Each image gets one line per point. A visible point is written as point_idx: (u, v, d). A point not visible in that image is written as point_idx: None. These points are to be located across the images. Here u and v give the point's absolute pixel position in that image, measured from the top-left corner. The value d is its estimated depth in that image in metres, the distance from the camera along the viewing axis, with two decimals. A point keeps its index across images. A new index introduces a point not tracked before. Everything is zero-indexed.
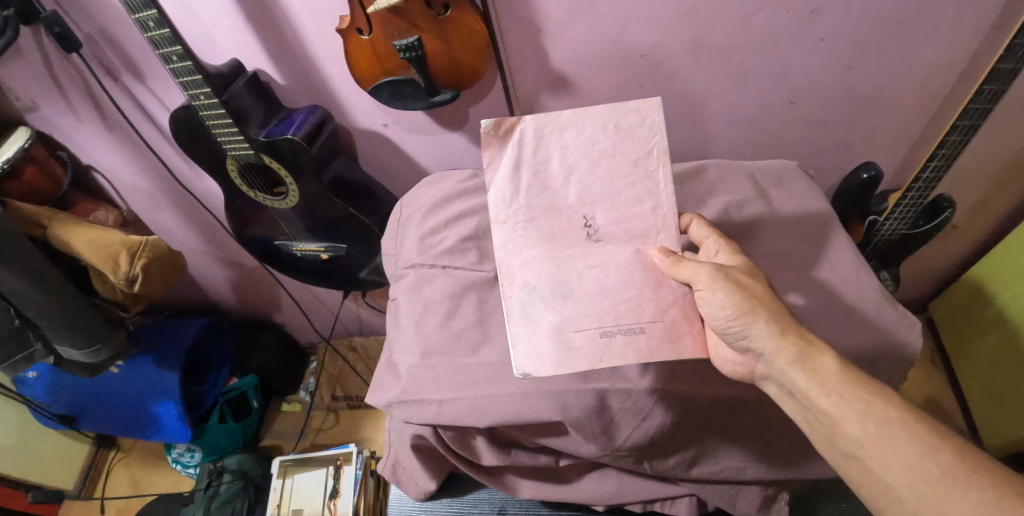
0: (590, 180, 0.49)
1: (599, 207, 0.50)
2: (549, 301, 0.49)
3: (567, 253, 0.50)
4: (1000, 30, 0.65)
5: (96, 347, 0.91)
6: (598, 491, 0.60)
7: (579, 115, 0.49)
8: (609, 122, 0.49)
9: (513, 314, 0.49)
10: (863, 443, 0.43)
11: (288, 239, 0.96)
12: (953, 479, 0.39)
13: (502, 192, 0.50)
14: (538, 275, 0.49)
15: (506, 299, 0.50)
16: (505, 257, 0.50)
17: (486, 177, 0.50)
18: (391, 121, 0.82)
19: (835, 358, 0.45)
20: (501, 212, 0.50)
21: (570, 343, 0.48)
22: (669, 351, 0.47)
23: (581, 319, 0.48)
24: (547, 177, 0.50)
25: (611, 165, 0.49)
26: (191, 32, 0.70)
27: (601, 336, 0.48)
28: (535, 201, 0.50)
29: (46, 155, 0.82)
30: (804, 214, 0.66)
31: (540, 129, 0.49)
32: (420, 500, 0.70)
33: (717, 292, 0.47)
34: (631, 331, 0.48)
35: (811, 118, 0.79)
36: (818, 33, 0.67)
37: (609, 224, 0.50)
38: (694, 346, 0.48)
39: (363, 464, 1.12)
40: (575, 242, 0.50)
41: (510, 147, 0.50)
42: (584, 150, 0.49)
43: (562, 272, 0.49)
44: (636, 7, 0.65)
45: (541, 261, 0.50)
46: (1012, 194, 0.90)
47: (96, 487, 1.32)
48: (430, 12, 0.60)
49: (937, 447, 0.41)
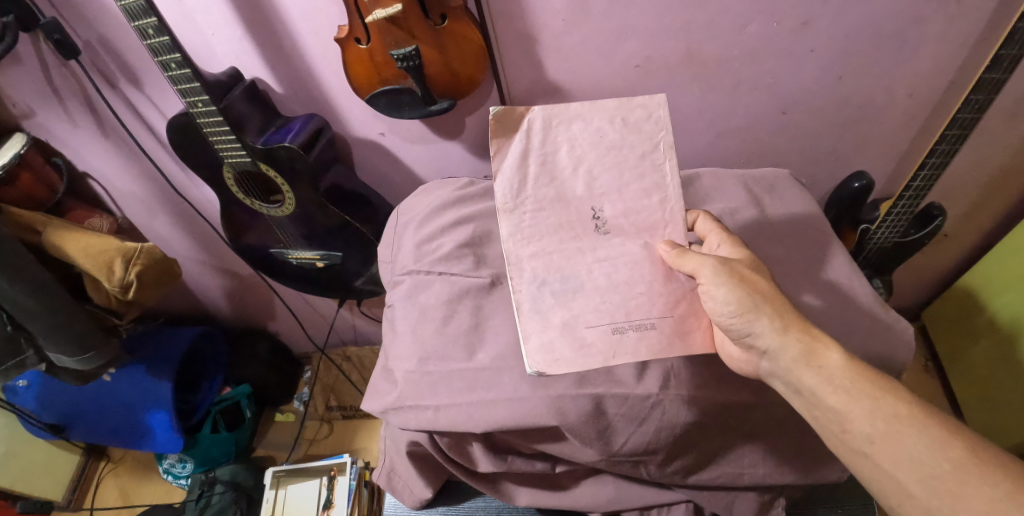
0: (598, 172, 0.50)
1: (607, 199, 0.50)
2: (559, 295, 0.48)
3: (576, 245, 0.50)
4: (987, 41, 0.66)
5: (89, 355, 0.90)
6: (593, 498, 0.60)
7: (587, 109, 0.50)
8: (616, 116, 0.50)
9: (524, 309, 0.48)
10: (873, 440, 0.43)
11: (284, 247, 0.96)
12: (966, 473, 0.39)
13: (510, 182, 0.49)
14: (547, 268, 0.49)
15: (515, 293, 0.48)
16: (513, 248, 0.49)
17: (494, 167, 0.49)
18: (387, 130, 0.82)
19: (841, 354, 0.46)
20: (508, 202, 0.49)
21: (582, 340, 0.47)
22: (679, 347, 0.48)
23: (592, 315, 0.48)
24: (555, 167, 0.50)
25: (619, 157, 0.50)
26: (190, 40, 0.71)
27: (613, 332, 0.48)
28: (542, 191, 0.49)
29: (42, 162, 0.82)
30: (795, 219, 0.67)
31: (548, 119, 0.49)
32: (415, 509, 0.69)
33: (719, 287, 0.48)
34: (642, 327, 0.48)
35: (802, 127, 0.81)
36: (809, 44, 0.69)
37: (617, 216, 0.50)
38: (703, 341, 0.49)
39: (357, 475, 1.10)
40: (584, 234, 0.50)
41: (520, 137, 0.49)
42: (591, 142, 0.50)
43: (572, 265, 0.49)
44: (630, 18, 0.66)
45: (550, 254, 0.49)
46: (1001, 203, 0.92)
47: (84, 498, 1.30)
48: (428, 23, 0.61)
49: (947, 442, 0.41)
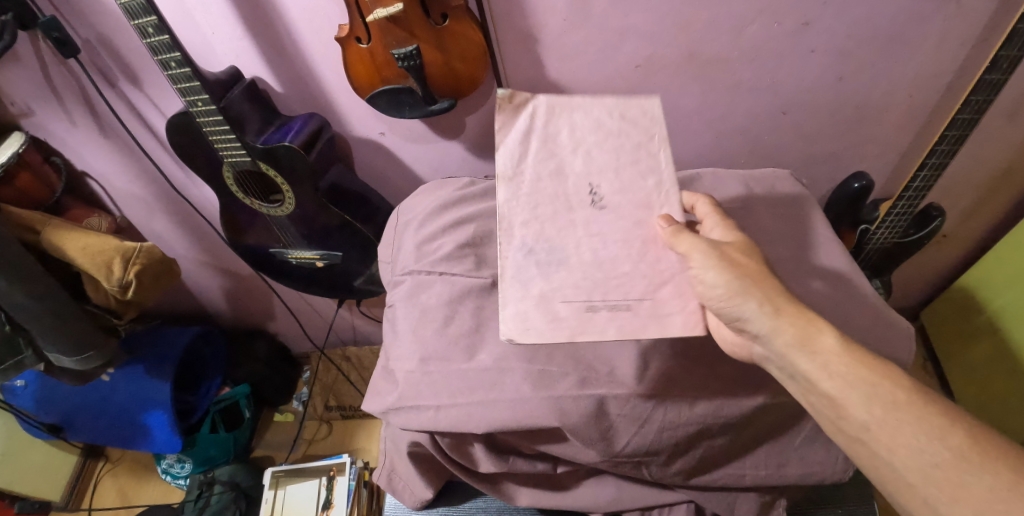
0: (597, 152, 0.50)
1: (604, 178, 0.50)
2: (543, 266, 0.49)
3: (567, 218, 0.49)
4: (986, 42, 0.67)
5: (87, 355, 0.89)
6: (595, 498, 0.60)
7: (593, 98, 0.51)
8: (620, 106, 0.51)
9: (507, 277, 0.48)
10: (870, 427, 0.42)
11: (284, 247, 0.96)
12: (965, 461, 0.38)
13: (511, 154, 0.49)
14: (536, 238, 0.49)
15: (501, 260, 0.48)
16: (507, 215, 0.48)
17: (497, 139, 0.49)
18: (387, 130, 0.82)
19: (836, 337, 0.45)
20: (508, 170, 0.49)
21: (556, 313, 0.48)
22: (654, 329, 0.47)
23: (571, 289, 0.48)
24: (557, 144, 0.50)
25: (619, 142, 0.50)
26: (190, 38, 0.70)
27: (587, 309, 0.48)
28: (542, 165, 0.49)
29: (40, 161, 0.82)
30: (796, 220, 0.67)
31: (553, 106, 0.50)
32: (416, 509, 0.69)
33: (708, 270, 0.48)
34: (617, 307, 0.48)
35: (803, 127, 0.81)
36: (810, 44, 0.69)
37: (611, 195, 0.50)
38: (684, 323, 0.47)
39: (356, 475, 1.10)
40: (576, 208, 0.50)
41: (525, 114, 0.49)
42: (594, 125, 0.50)
43: (560, 237, 0.49)
44: (630, 18, 0.66)
45: (541, 225, 0.49)
46: (1000, 204, 0.92)
47: (83, 499, 1.29)
48: (429, 22, 0.61)
49: (947, 429, 0.40)
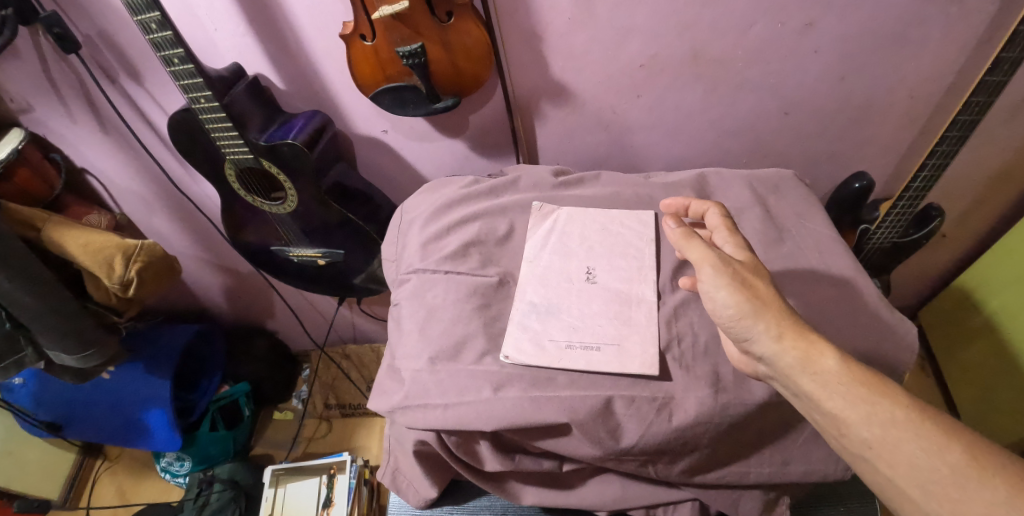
0: (598, 246, 0.66)
1: (600, 264, 0.64)
2: (540, 316, 0.60)
3: (565, 286, 0.63)
4: (987, 44, 0.67)
5: (88, 353, 0.89)
6: (600, 497, 0.60)
7: (599, 211, 0.69)
8: (620, 218, 0.68)
9: (513, 319, 0.60)
10: (872, 445, 0.42)
11: (285, 245, 0.95)
12: (965, 478, 0.38)
13: (536, 242, 0.66)
14: (541, 296, 0.62)
15: (512, 308, 0.61)
16: (523, 280, 0.63)
17: (528, 232, 0.67)
18: (390, 128, 0.82)
19: (837, 359, 0.45)
20: (531, 253, 0.65)
21: (544, 347, 0.57)
22: (615, 365, 0.55)
23: (557, 331, 0.58)
24: (569, 239, 0.66)
25: (615, 240, 0.66)
26: (191, 33, 0.70)
27: (567, 347, 0.57)
28: (555, 250, 0.65)
29: (39, 158, 0.81)
30: (799, 220, 0.67)
31: (570, 214, 0.69)
32: (420, 508, 0.69)
33: (719, 290, 0.49)
34: (589, 347, 0.57)
35: (805, 128, 0.81)
36: (813, 45, 0.69)
37: (603, 276, 0.63)
38: (641, 364, 0.54)
39: (357, 473, 1.11)
40: (574, 281, 0.63)
41: (548, 218, 0.68)
42: (598, 229, 0.67)
43: (558, 298, 0.61)
44: (635, 18, 0.66)
45: (545, 290, 0.62)
46: (997, 205, 0.93)
47: (81, 498, 1.28)
48: (433, 20, 0.61)
49: (946, 446, 0.39)
